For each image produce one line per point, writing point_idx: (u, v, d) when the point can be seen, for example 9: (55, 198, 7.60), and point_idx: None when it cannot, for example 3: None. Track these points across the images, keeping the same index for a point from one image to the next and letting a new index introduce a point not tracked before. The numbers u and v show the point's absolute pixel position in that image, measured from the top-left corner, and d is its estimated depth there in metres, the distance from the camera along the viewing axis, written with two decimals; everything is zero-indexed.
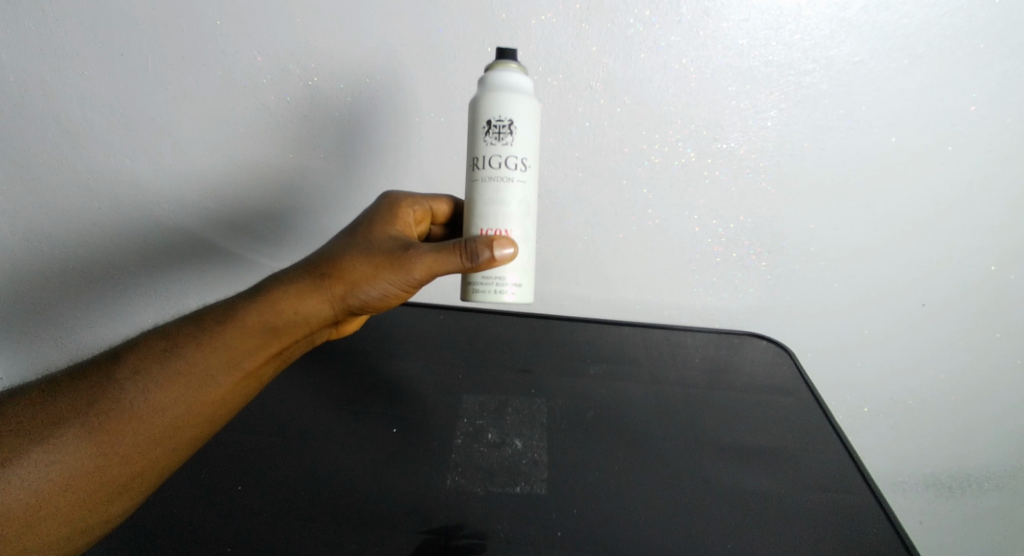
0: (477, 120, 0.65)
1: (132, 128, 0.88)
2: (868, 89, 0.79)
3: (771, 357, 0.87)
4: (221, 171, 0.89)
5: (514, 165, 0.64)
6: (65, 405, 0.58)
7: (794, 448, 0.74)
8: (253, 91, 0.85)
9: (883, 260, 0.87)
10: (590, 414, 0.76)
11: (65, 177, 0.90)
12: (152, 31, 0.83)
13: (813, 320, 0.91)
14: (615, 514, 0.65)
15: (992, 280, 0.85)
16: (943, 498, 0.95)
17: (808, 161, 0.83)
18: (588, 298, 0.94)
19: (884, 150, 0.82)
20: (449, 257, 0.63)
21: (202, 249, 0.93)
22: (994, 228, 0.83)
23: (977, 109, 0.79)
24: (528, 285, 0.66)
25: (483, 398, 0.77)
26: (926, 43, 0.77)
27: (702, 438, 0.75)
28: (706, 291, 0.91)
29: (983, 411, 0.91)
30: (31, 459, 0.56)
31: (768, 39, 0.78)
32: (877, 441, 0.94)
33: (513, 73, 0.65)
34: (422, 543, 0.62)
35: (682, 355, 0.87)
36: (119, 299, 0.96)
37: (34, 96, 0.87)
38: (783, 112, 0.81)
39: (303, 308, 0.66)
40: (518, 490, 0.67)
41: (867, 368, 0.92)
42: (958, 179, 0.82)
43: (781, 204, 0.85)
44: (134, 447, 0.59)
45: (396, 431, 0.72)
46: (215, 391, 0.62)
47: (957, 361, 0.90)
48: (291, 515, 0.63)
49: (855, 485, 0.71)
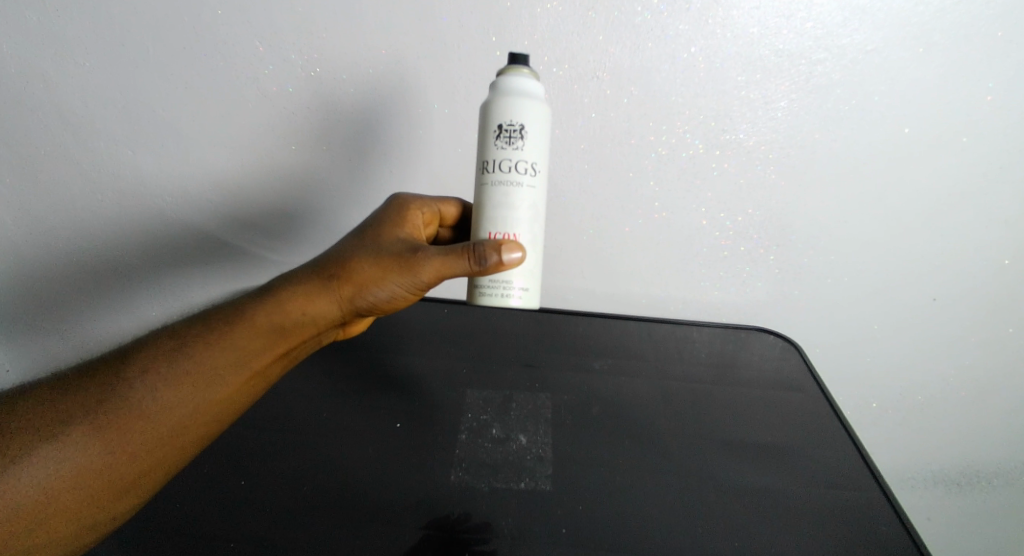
0: (487, 124, 0.64)
1: (134, 121, 0.87)
2: (880, 79, 0.78)
3: (780, 351, 0.85)
4: (225, 165, 0.88)
5: (523, 169, 0.63)
6: (73, 402, 0.58)
7: (803, 445, 0.73)
8: (258, 85, 0.85)
9: (893, 253, 0.85)
10: (596, 410, 0.75)
11: (69, 174, 0.90)
12: (154, 19, 0.83)
13: (822, 315, 0.90)
14: (621, 510, 0.65)
15: (1005, 273, 0.84)
16: (951, 495, 0.94)
17: (819, 153, 0.82)
18: (594, 292, 0.93)
19: (896, 141, 0.80)
20: (457, 260, 0.62)
21: (207, 243, 0.92)
22: (1006, 222, 0.82)
23: (993, 98, 0.78)
24: (535, 289, 0.66)
25: (487, 394, 0.76)
26: (941, 31, 0.76)
27: (710, 435, 0.74)
28: (713, 285, 0.90)
29: (992, 407, 0.89)
30: (38, 457, 0.55)
31: (779, 28, 0.77)
32: (886, 437, 0.93)
33: (526, 77, 0.64)
34: (424, 539, 0.61)
35: (688, 349, 0.85)
36: (124, 294, 0.95)
37: (35, 88, 0.86)
38: (794, 102, 0.80)
39: (311, 309, 0.65)
40: (522, 486, 0.66)
41: (876, 364, 0.90)
42: (973, 170, 0.81)
43: (789, 197, 0.84)
44: (142, 446, 0.58)
45: (400, 427, 0.71)
46: (222, 391, 0.62)
47: (968, 356, 0.88)
48: (293, 511, 0.62)
49: (867, 482, 0.69)
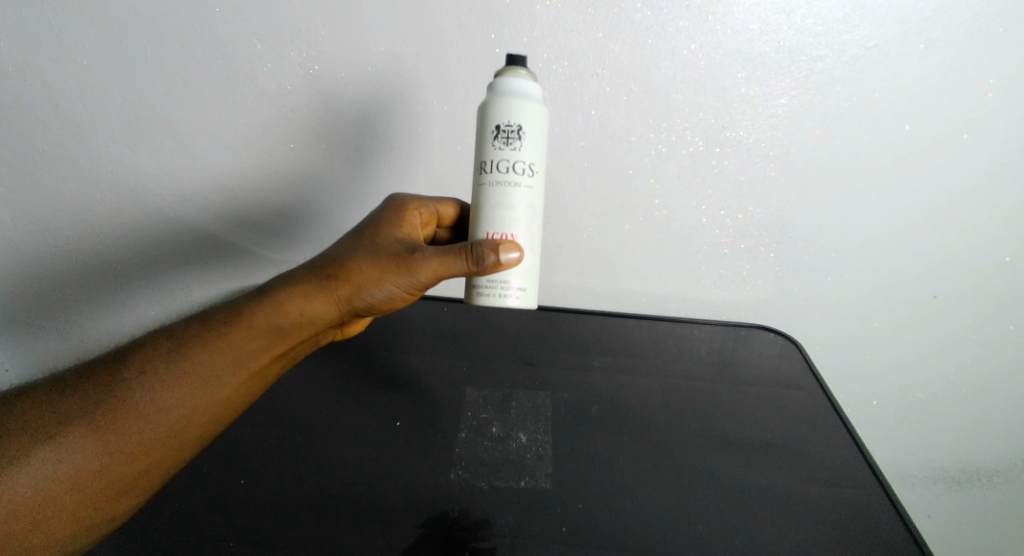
0: (485, 125, 0.64)
1: (132, 119, 0.87)
2: (881, 75, 0.78)
3: (779, 349, 0.86)
4: (224, 164, 0.88)
5: (522, 169, 0.63)
6: (71, 404, 0.58)
7: (804, 442, 0.73)
8: (256, 83, 0.84)
9: (894, 251, 0.85)
10: (595, 408, 0.75)
11: (68, 173, 0.90)
12: (152, 17, 0.82)
13: (823, 312, 0.89)
14: (621, 507, 0.64)
15: (1006, 270, 0.84)
16: (952, 492, 0.94)
17: (819, 149, 0.81)
18: (594, 290, 0.93)
19: (897, 137, 0.80)
20: (455, 260, 0.62)
21: (205, 242, 0.92)
22: (1008, 219, 0.82)
23: (995, 94, 0.77)
24: (533, 289, 0.65)
25: (486, 392, 0.76)
26: (942, 27, 0.75)
27: (710, 432, 0.74)
28: (713, 283, 0.90)
29: (993, 404, 0.89)
30: (37, 457, 0.55)
31: (780, 24, 0.77)
32: (886, 434, 0.93)
33: (524, 79, 0.64)
34: (423, 536, 0.61)
35: (688, 347, 0.85)
36: (124, 293, 0.95)
37: (33, 86, 0.86)
38: (794, 99, 0.80)
39: (310, 309, 0.65)
40: (522, 485, 0.66)
41: (877, 361, 0.90)
42: (974, 167, 0.80)
43: (790, 194, 0.84)
44: (140, 447, 0.58)
45: (399, 425, 0.71)
46: (220, 391, 0.62)
47: (968, 354, 0.88)
48: (292, 510, 0.62)
49: (868, 480, 0.69)
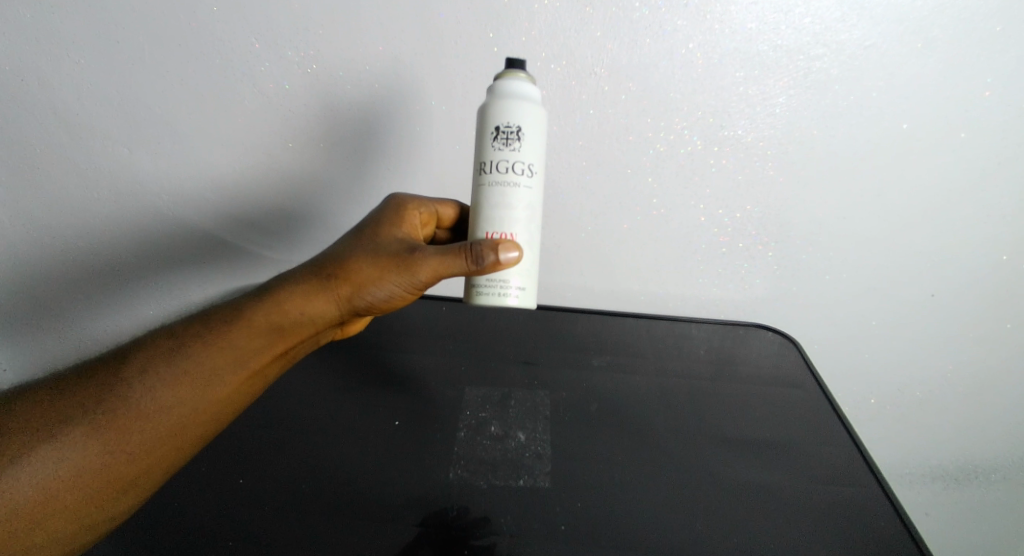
0: (484, 126, 0.64)
1: (131, 119, 0.87)
2: (880, 74, 0.78)
3: (777, 348, 0.86)
4: (223, 163, 0.88)
5: (521, 170, 0.63)
6: (72, 404, 0.58)
7: (802, 441, 0.73)
8: (255, 82, 0.84)
9: (892, 250, 0.85)
10: (594, 407, 0.75)
11: (66, 173, 0.90)
12: (151, 16, 0.82)
13: (821, 311, 0.90)
14: (620, 506, 0.65)
15: (1004, 269, 0.84)
16: (949, 490, 0.94)
17: (817, 148, 0.82)
18: (593, 289, 0.93)
19: (895, 137, 0.80)
20: (455, 259, 0.62)
21: (204, 242, 0.92)
22: (1005, 218, 0.82)
23: (992, 93, 0.77)
24: (532, 288, 0.65)
25: (486, 391, 0.76)
26: (940, 26, 0.76)
27: (708, 431, 0.74)
28: (712, 282, 0.90)
29: (990, 402, 0.90)
30: (37, 456, 0.55)
31: (778, 24, 0.77)
32: (883, 432, 0.93)
33: (523, 81, 0.64)
34: (421, 535, 0.61)
35: (686, 346, 0.86)
36: (123, 293, 0.95)
37: (31, 86, 0.86)
38: (793, 98, 0.80)
39: (309, 309, 0.65)
40: (521, 483, 0.67)
41: (875, 360, 0.91)
42: (972, 166, 0.80)
43: (788, 194, 0.84)
44: (140, 446, 0.58)
45: (398, 424, 0.72)
46: (220, 390, 0.62)
47: (966, 352, 0.88)
48: (290, 509, 0.62)
49: (866, 479, 0.69)
